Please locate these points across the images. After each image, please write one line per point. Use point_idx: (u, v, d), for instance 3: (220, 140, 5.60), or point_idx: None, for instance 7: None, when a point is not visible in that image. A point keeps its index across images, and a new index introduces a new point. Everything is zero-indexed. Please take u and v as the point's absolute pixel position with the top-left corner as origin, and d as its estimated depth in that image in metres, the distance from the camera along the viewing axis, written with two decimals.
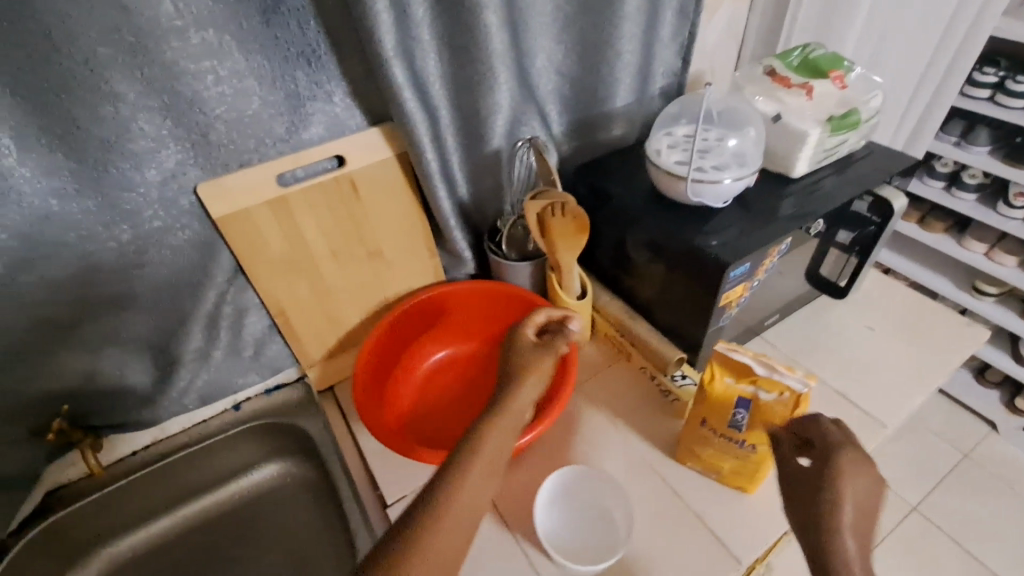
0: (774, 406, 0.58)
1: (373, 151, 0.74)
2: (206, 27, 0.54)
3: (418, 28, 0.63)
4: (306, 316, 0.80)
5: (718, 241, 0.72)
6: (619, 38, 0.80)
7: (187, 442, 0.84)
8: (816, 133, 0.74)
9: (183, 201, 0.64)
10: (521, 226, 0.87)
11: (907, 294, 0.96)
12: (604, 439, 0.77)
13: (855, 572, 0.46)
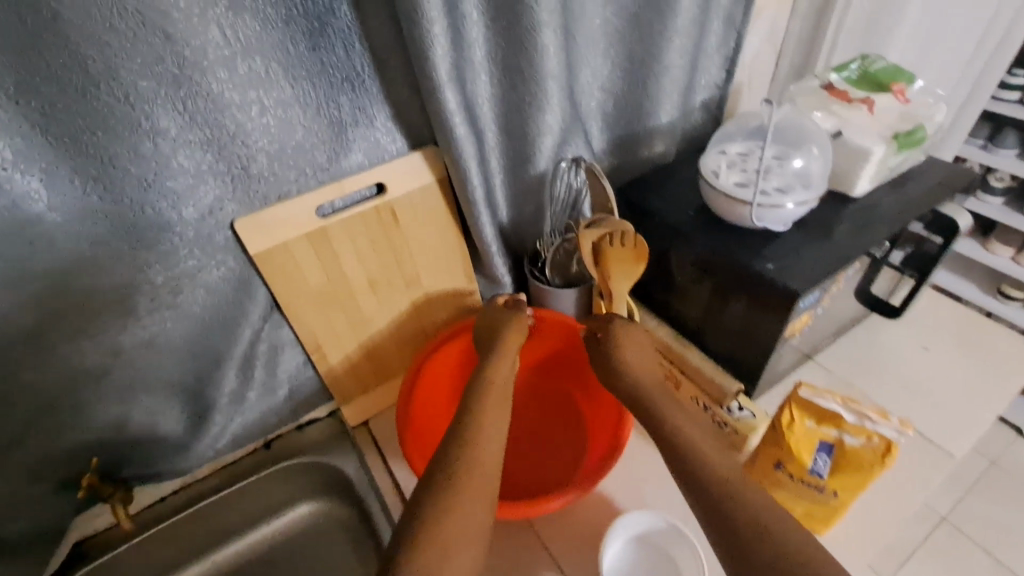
0: (864, 452, 0.54)
1: (415, 176, 0.69)
2: (254, 56, 0.50)
3: (471, 49, 0.60)
4: (343, 351, 0.76)
5: (775, 265, 0.68)
6: (669, 52, 0.76)
7: (216, 485, 0.79)
8: (882, 149, 0.70)
9: (219, 237, 0.60)
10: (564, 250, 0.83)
11: (959, 311, 0.92)
12: (658, 476, 0.74)
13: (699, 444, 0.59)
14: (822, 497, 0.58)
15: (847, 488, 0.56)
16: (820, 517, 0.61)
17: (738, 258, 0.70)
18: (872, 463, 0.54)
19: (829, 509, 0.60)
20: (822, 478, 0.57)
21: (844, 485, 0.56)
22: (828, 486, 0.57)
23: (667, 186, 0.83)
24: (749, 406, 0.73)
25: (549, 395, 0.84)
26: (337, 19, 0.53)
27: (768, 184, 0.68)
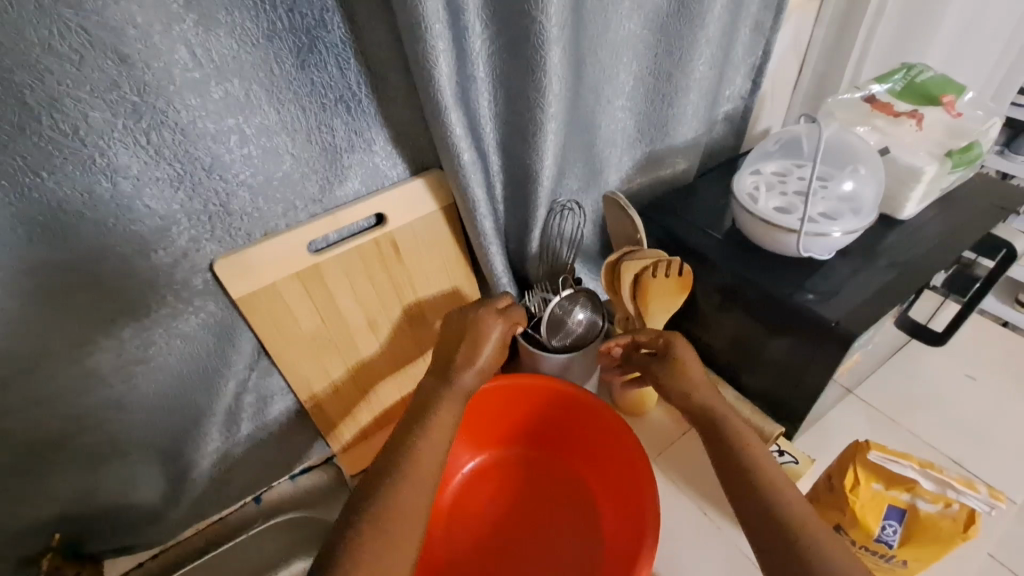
0: (945, 521, 0.47)
1: (416, 205, 0.61)
2: (230, 78, 0.43)
3: (476, 66, 0.53)
4: (340, 398, 0.68)
5: (822, 298, 0.61)
6: (694, 63, 0.69)
7: (201, 547, 0.69)
8: (934, 168, 0.63)
9: (196, 281, 0.52)
10: (559, 308, 0.70)
11: (1002, 336, 0.85)
12: (694, 532, 0.67)
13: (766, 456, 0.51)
14: (891, 565, 0.51)
15: (920, 558, 0.49)
16: None
17: (779, 292, 0.62)
18: (956, 536, 0.46)
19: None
20: (891, 549, 0.49)
21: (920, 556, 0.49)
22: (897, 556, 0.50)
23: (692, 207, 0.76)
24: (790, 450, 0.68)
25: (551, 466, 0.73)
26: (329, 32, 0.46)
27: (813, 210, 0.61)
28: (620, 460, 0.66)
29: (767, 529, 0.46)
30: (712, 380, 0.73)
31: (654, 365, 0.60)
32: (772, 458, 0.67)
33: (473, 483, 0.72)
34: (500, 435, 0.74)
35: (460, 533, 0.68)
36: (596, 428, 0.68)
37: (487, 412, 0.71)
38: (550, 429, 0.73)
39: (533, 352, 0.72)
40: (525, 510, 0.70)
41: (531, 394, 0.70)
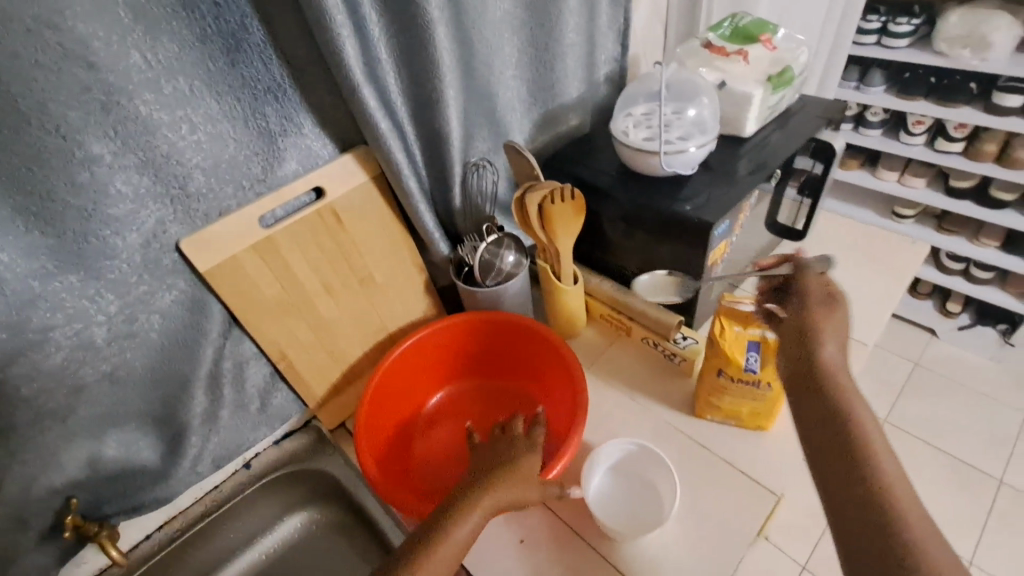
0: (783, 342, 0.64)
1: (349, 177, 0.72)
2: (176, 75, 0.53)
3: (377, 48, 0.64)
4: (307, 356, 0.78)
5: (694, 205, 0.76)
6: (564, 32, 0.83)
7: (203, 511, 0.80)
8: (760, 92, 0.79)
9: (166, 259, 0.61)
10: (487, 252, 0.83)
11: (854, 227, 1.05)
12: (623, 412, 0.81)
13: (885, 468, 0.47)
14: (760, 391, 0.68)
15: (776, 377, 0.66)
16: (764, 412, 0.71)
17: (659, 205, 0.77)
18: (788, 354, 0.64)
19: (767, 402, 0.70)
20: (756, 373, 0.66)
21: (772, 375, 0.66)
22: (761, 379, 0.66)
23: (587, 154, 0.90)
24: (692, 334, 0.83)
25: (501, 388, 0.88)
26: (250, 34, 0.57)
27: (671, 135, 0.76)
28: (556, 370, 0.80)
29: (864, 540, 0.44)
30: (624, 292, 0.87)
31: (797, 305, 0.59)
32: (678, 343, 0.82)
33: (440, 413, 0.86)
34: (458, 372, 0.89)
35: (427, 444, 0.82)
36: (528, 347, 0.83)
37: (456, 346, 0.86)
38: (509, 362, 0.86)
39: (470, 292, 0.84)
40: (484, 425, 0.84)
41: (489, 329, 0.84)
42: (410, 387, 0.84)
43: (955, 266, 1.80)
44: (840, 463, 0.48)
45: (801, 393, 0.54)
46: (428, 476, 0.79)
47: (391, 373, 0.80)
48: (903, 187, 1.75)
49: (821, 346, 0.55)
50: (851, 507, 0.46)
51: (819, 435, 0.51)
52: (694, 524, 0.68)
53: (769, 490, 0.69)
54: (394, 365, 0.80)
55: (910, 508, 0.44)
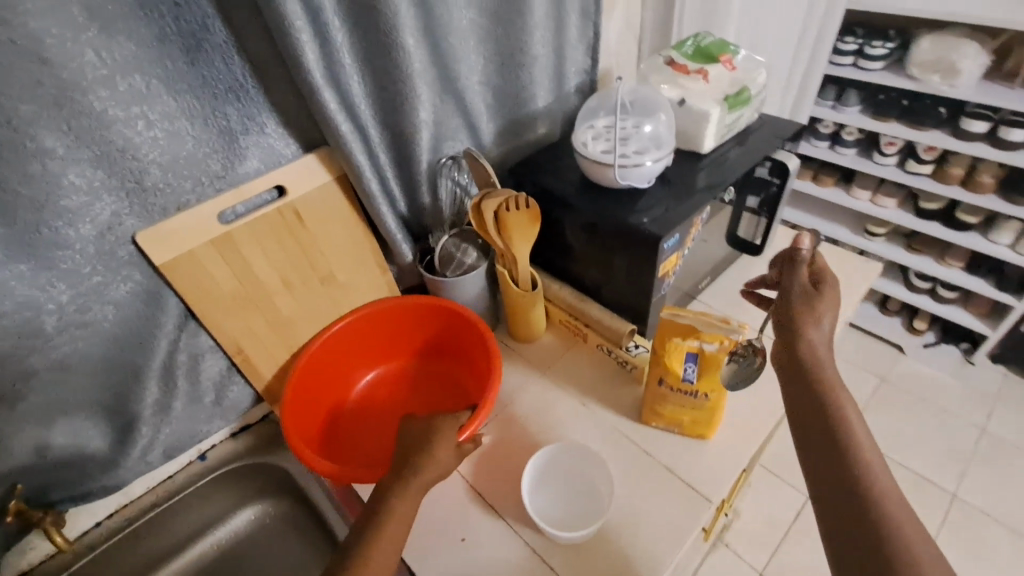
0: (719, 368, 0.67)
1: (311, 177, 0.74)
2: (132, 73, 0.55)
3: (341, 53, 0.65)
4: (265, 350, 0.79)
5: (649, 218, 0.78)
6: (532, 44, 0.85)
7: (155, 501, 0.81)
8: (716, 111, 0.82)
9: (122, 252, 0.63)
10: (451, 244, 0.89)
11: (811, 244, 1.09)
12: (572, 416, 0.83)
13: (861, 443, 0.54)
14: (698, 400, 0.71)
15: (711, 388, 0.69)
16: (703, 421, 0.74)
17: (616, 216, 0.79)
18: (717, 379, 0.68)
19: (707, 412, 0.72)
20: (692, 383, 0.69)
21: (709, 387, 0.69)
22: (698, 390, 0.70)
23: (552, 163, 0.92)
24: (643, 343, 0.87)
25: (433, 367, 0.93)
26: (212, 34, 0.58)
27: (628, 149, 0.79)
28: (479, 350, 0.85)
29: (846, 509, 0.50)
30: (578, 298, 0.90)
31: (786, 296, 0.65)
32: (630, 351, 0.86)
33: (373, 391, 0.91)
34: (392, 352, 0.93)
35: (356, 419, 0.87)
36: (457, 328, 0.88)
37: (392, 328, 0.90)
38: (440, 343, 0.91)
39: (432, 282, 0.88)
40: (414, 401, 0.89)
41: (421, 312, 0.89)
42: (343, 367, 0.89)
43: (921, 285, 1.86)
44: (830, 451, 0.54)
45: (793, 373, 0.60)
46: (353, 446, 0.83)
47: (324, 352, 0.84)
48: (876, 206, 1.78)
49: (807, 332, 0.61)
50: (840, 492, 0.51)
51: (812, 424, 0.56)
52: (629, 527, 0.70)
53: (704, 497, 0.72)
54: (325, 345, 0.84)
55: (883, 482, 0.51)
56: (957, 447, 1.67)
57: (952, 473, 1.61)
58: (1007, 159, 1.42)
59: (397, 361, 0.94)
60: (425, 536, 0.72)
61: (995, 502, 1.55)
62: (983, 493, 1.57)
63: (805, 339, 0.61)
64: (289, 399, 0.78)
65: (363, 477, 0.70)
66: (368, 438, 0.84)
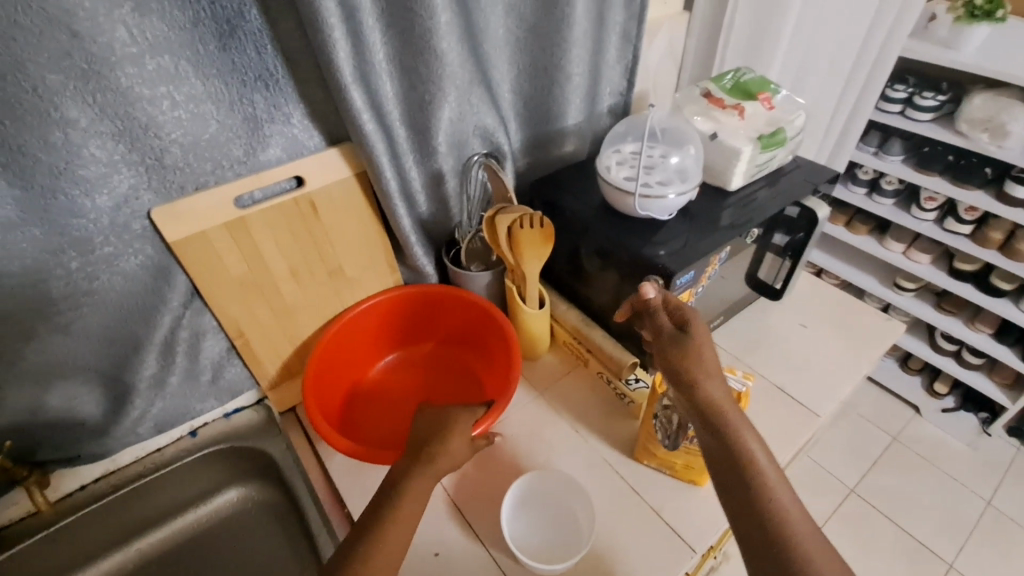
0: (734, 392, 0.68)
1: (332, 170, 0.74)
2: (162, 54, 0.56)
3: (373, 52, 0.64)
4: (266, 337, 0.79)
5: (666, 250, 0.76)
6: (568, 61, 0.84)
7: (141, 472, 0.82)
8: (748, 150, 0.80)
9: (136, 225, 0.64)
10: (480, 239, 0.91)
11: (833, 294, 1.05)
12: (564, 441, 0.82)
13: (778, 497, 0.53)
14: (693, 446, 0.69)
15: None
16: (696, 467, 0.72)
17: (632, 245, 0.78)
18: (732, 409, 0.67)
19: (701, 458, 0.70)
20: (688, 430, 0.67)
21: None
22: (694, 435, 0.68)
23: (575, 182, 0.91)
24: (645, 377, 0.85)
25: (451, 358, 0.92)
26: (247, 22, 0.59)
27: (651, 179, 0.77)
28: (498, 347, 0.85)
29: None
30: (587, 324, 0.89)
31: (666, 346, 0.64)
32: (630, 385, 0.84)
33: (390, 374, 0.91)
34: (413, 337, 0.93)
35: (371, 397, 0.87)
36: (480, 323, 0.87)
37: (416, 314, 0.90)
38: (461, 335, 0.91)
39: (458, 272, 0.88)
40: (430, 388, 0.88)
41: (446, 303, 0.88)
42: (365, 345, 0.89)
43: (946, 346, 1.79)
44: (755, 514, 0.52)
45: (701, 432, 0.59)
46: (366, 425, 0.83)
47: (347, 329, 0.84)
48: (908, 261, 1.73)
49: (703, 382, 0.60)
50: (768, 566, 0.50)
51: (728, 480, 0.55)
52: (604, 566, 0.68)
53: (687, 546, 0.70)
54: (350, 322, 0.84)
55: (808, 542, 0.50)
56: (965, 520, 1.60)
57: (956, 546, 1.54)
58: None
59: (416, 347, 0.94)
60: None
61: None
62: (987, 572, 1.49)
63: (702, 391, 0.59)
64: (312, 371, 0.78)
65: (375, 458, 0.69)
66: (382, 420, 0.83)
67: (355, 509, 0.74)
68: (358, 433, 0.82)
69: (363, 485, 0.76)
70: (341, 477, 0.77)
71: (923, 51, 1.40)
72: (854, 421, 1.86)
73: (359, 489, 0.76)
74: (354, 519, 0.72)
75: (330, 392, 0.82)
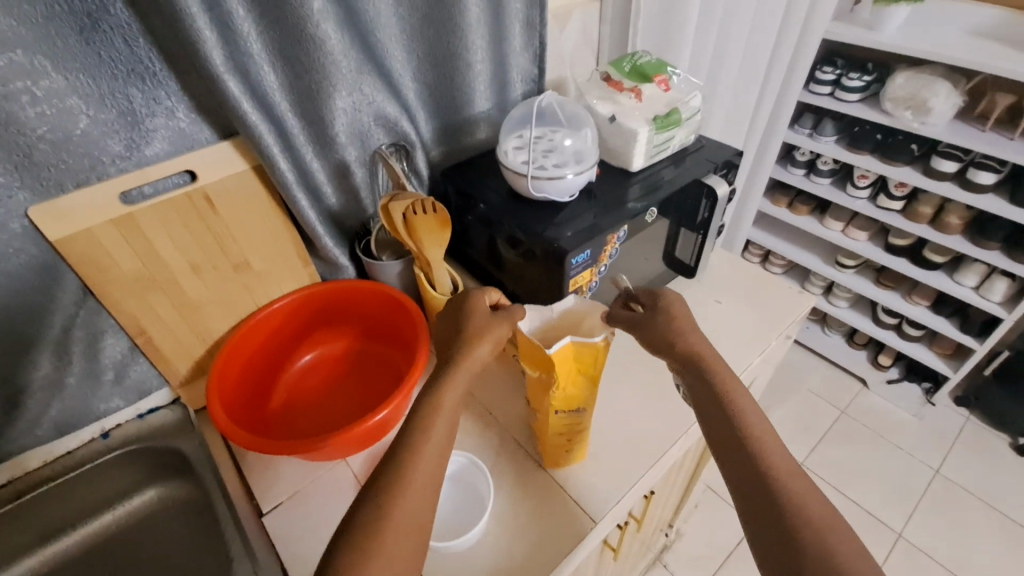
0: (582, 349, 0.62)
1: (225, 164, 0.73)
2: (15, 49, 0.55)
3: (248, 41, 0.64)
4: (170, 334, 0.79)
5: (566, 232, 0.77)
6: (468, 49, 0.85)
7: (51, 475, 0.80)
8: (644, 131, 0.82)
9: (14, 225, 0.64)
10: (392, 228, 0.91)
11: (749, 270, 1.08)
12: (476, 424, 0.83)
13: (755, 427, 0.58)
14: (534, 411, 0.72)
15: (537, 403, 0.69)
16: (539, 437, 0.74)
17: (532, 228, 0.79)
18: (550, 386, 0.64)
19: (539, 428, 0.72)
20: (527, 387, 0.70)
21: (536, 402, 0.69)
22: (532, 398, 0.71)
23: (485, 169, 0.92)
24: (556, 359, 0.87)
25: (373, 350, 0.91)
26: (111, 15, 0.59)
27: (547, 162, 0.79)
28: (410, 332, 0.84)
29: (770, 522, 0.52)
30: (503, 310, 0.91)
31: (646, 325, 0.67)
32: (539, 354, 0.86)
33: (311, 370, 0.90)
34: (333, 332, 0.92)
35: (289, 394, 0.85)
36: (392, 311, 0.87)
37: (330, 308, 0.90)
38: (378, 326, 0.90)
39: (370, 263, 0.89)
40: (351, 381, 0.87)
41: (358, 295, 0.88)
42: (280, 344, 0.88)
43: (888, 320, 1.84)
44: (757, 499, 0.54)
45: (701, 397, 0.61)
46: (284, 420, 0.82)
47: (254, 329, 0.83)
48: (847, 238, 1.77)
49: (697, 351, 0.63)
50: (763, 513, 0.53)
51: (727, 452, 0.58)
52: (505, 538, 0.70)
53: (589, 516, 0.71)
54: (258, 322, 0.84)
55: (785, 471, 0.54)
56: (910, 487, 1.65)
57: (898, 511, 1.60)
58: (972, 201, 1.40)
59: (337, 343, 0.93)
60: (304, 534, 0.71)
61: (939, 545, 1.52)
62: (930, 536, 1.55)
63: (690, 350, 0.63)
64: (219, 368, 0.77)
65: (280, 449, 0.69)
66: (297, 414, 0.82)
67: (267, 500, 0.75)
68: (274, 429, 0.80)
69: (273, 477, 0.77)
70: (252, 469, 0.78)
71: (845, 33, 1.44)
72: (804, 397, 1.91)
73: (268, 481, 0.77)
74: (263, 509, 0.73)
75: (240, 388, 0.81)
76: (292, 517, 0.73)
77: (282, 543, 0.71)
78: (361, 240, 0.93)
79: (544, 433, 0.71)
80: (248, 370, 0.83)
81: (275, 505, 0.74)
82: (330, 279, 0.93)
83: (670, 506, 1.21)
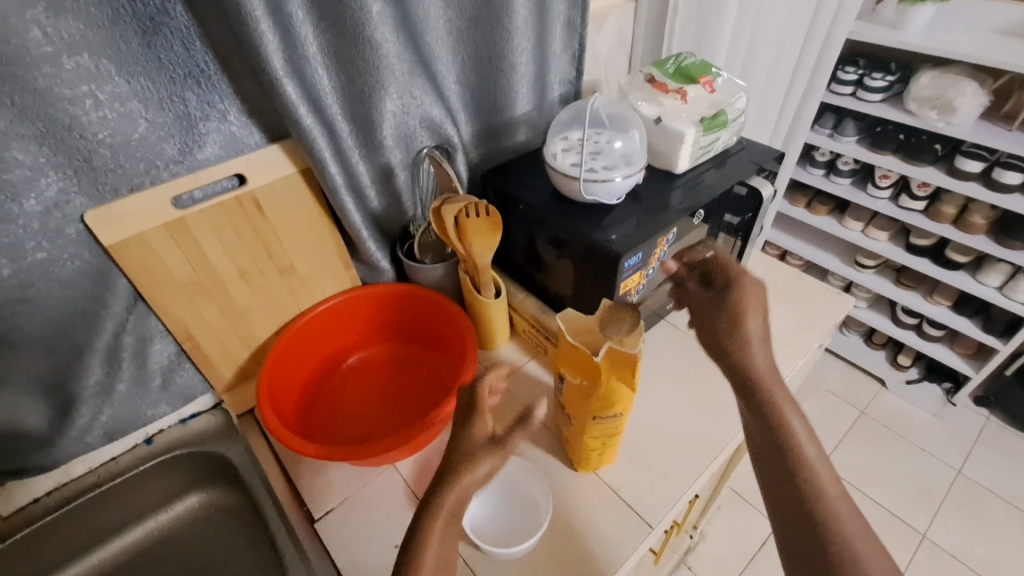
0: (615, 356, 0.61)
1: (274, 168, 0.72)
2: (80, 53, 0.55)
3: (305, 44, 0.63)
4: (216, 338, 0.78)
5: (615, 235, 0.77)
6: (512, 50, 0.84)
7: (95, 482, 0.80)
8: (691, 132, 0.81)
9: (70, 230, 0.63)
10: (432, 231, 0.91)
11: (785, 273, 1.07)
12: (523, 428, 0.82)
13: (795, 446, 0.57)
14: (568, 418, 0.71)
15: (573, 411, 0.68)
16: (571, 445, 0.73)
17: (581, 231, 0.78)
18: (593, 393, 0.64)
19: (573, 435, 0.71)
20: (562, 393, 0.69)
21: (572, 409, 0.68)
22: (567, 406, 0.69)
23: (526, 172, 0.92)
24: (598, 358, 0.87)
25: (416, 354, 0.91)
26: (171, 18, 0.58)
27: (597, 164, 0.78)
28: (456, 338, 0.84)
29: (801, 536, 0.53)
30: (546, 312, 0.90)
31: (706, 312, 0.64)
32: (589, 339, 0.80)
33: (354, 373, 0.89)
34: (377, 335, 0.92)
35: (333, 398, 0.85)
36: (438, 316, 0.86)
37: (374, 312, 0.89)
38: (423, 330, 0.90)
39: (411, 266, 0.89)
40: (395, 386, 0.87)
41: (404, 299, 0.88)
42: (324, 347, 0.88)
43: (907, 321, 1.83)
44: (792, 519, 0.54)
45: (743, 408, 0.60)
46: (329, 425, 0.81)
47: (301, 332, 0.83)
48: (868, 239, 1.77)
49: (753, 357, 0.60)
50: (794, 531, 0.54)
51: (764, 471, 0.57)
52: (560, 544, 0.69)
53: (644, 522, 0.71)
54: (304, 325, 0.83)
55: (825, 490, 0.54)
56: (933, 488, 1.65)
57: (921, 512, 1.59)
58: (996, 201, 1.39)
59: (380, 347, 0.92)
60: (358, 541, 0.70)
61: (963, 546, 1.52)
62: (954, 537, 1.54)
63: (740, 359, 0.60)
64: (268, 372, 0.76)
65: (333, 456, 0.69)
66: (343, 419, 0.82)
67: (317, 507, 0.74)
68: (320, 434, 0.80)
69: (322, 482, 0.77)
70: (300, 476, 0.78)
71: (871, 32, 1.44)
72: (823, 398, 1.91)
73: (317, 487, 0.76)
74: (315, 515, 0.73)
75: (285, 392, 0.81)
76: (345, 523, 0.72)
77: (336, 548, 0.70)
78: (402, 243, 0.93)
79: (578, 438, 0.70)
80: (293, 374, 0.83)
81: (327, 511, 0.74)
82: (370, 282, 0.92)
83: (699, 508, 1.21)
